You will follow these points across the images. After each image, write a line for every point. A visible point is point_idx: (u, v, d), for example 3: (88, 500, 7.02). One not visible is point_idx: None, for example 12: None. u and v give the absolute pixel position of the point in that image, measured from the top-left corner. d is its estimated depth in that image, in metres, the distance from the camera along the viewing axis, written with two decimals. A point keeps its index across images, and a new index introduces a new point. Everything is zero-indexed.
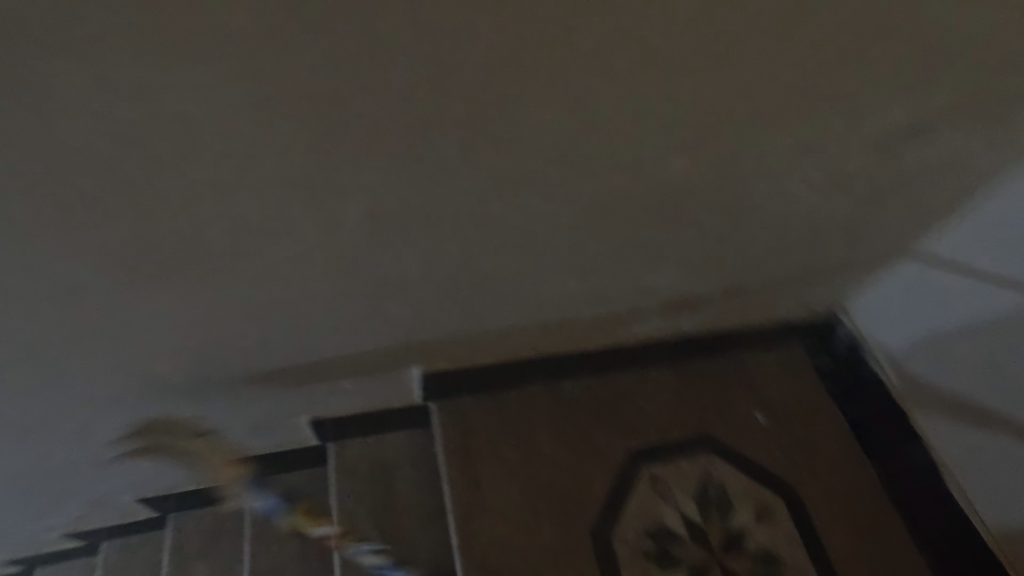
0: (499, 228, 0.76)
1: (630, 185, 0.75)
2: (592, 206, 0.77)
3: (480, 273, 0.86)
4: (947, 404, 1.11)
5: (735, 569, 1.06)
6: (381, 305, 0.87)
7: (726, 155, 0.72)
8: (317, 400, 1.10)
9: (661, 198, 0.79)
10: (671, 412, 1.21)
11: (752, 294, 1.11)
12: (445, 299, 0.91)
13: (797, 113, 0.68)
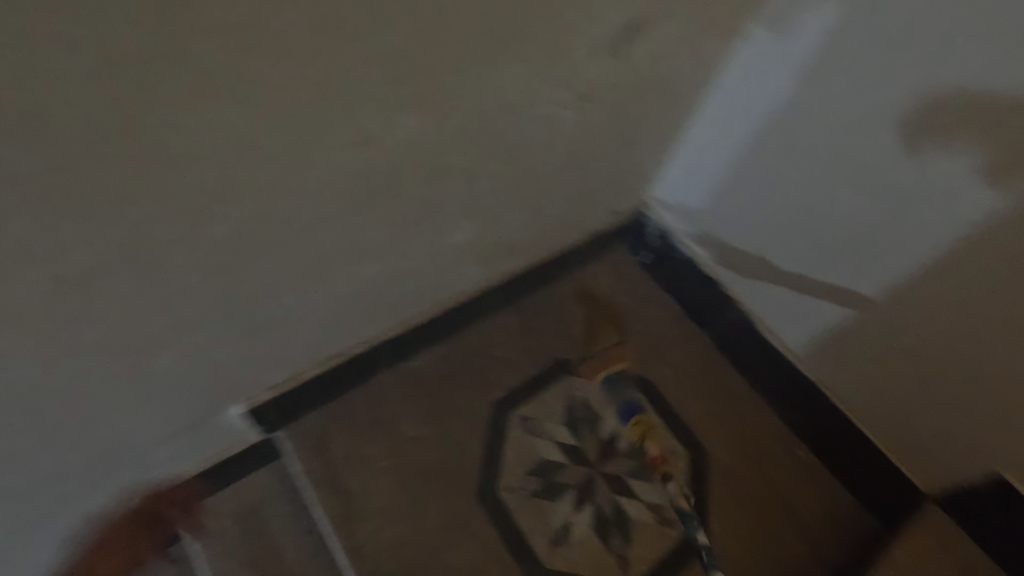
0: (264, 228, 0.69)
1: (384, 148, 0.71)
2: (356, 174, 0.71)
3: (272, 280, 0.78)
4: (731, 249, 1.20)
5: (615, 473, 1.12)
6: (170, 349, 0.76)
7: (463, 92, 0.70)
8: (134, 482, 0.93)
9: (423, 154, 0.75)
10: (524, 352, 1.23)
11: (559, 218, 1.13)
12: (248, 317, 0.81)
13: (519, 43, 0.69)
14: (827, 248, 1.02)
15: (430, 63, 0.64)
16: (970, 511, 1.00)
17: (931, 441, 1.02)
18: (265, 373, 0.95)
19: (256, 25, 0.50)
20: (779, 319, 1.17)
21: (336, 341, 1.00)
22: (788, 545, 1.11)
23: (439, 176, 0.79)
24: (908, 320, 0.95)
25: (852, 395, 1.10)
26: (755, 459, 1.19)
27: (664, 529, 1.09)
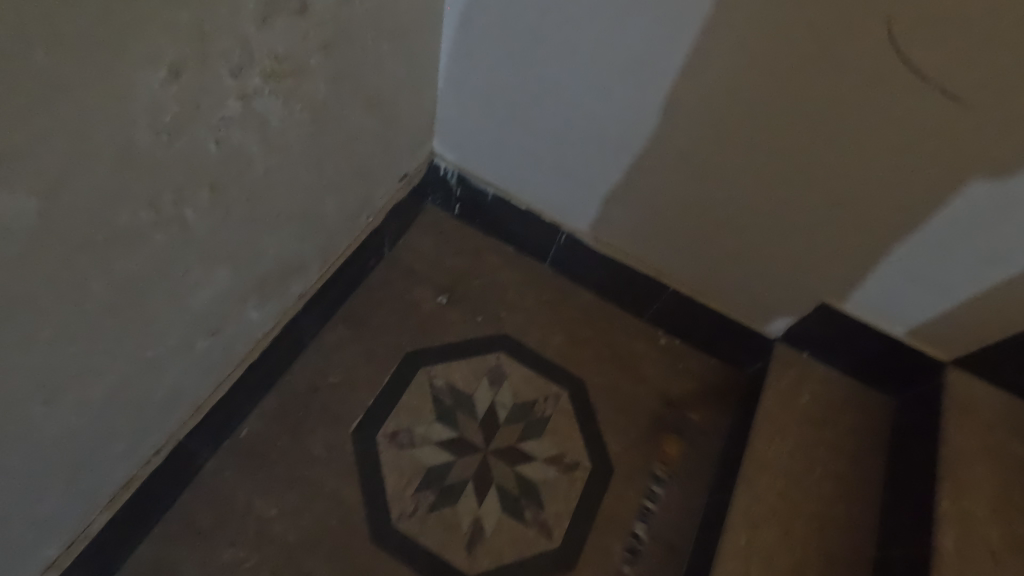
0: None
1: (29, 256, 0.46)
2: (6, 300, 0.47)
3: None
4: (519, 167, 1.12)
5: (506, 444, 1.06)
6: None
7: (115, 135, 0.48)
8: None
9: (103, 233, 0.52)
10: (366, 364, 1.09)
11: (342, 210, 0.95)
12: None
13: (156, 44, 0.47)
14: (622, 138, 0.97)
15: (45, 114, 0.42)
16: (806, 335, 1.09)
17: (761, 291, 1.07)
18: (28, 561, 0.68)
19: None
20: (604, 226, 1.13)
21: (117, 473, 0.75)
22: (679, 431, 1.14)
23: (148, 243, 0.57)
24: (714, 188, 0.96)
25: (687, 275, 1.13)
26: (625, 366, 1.19)
27: (570, 475, 1.06)
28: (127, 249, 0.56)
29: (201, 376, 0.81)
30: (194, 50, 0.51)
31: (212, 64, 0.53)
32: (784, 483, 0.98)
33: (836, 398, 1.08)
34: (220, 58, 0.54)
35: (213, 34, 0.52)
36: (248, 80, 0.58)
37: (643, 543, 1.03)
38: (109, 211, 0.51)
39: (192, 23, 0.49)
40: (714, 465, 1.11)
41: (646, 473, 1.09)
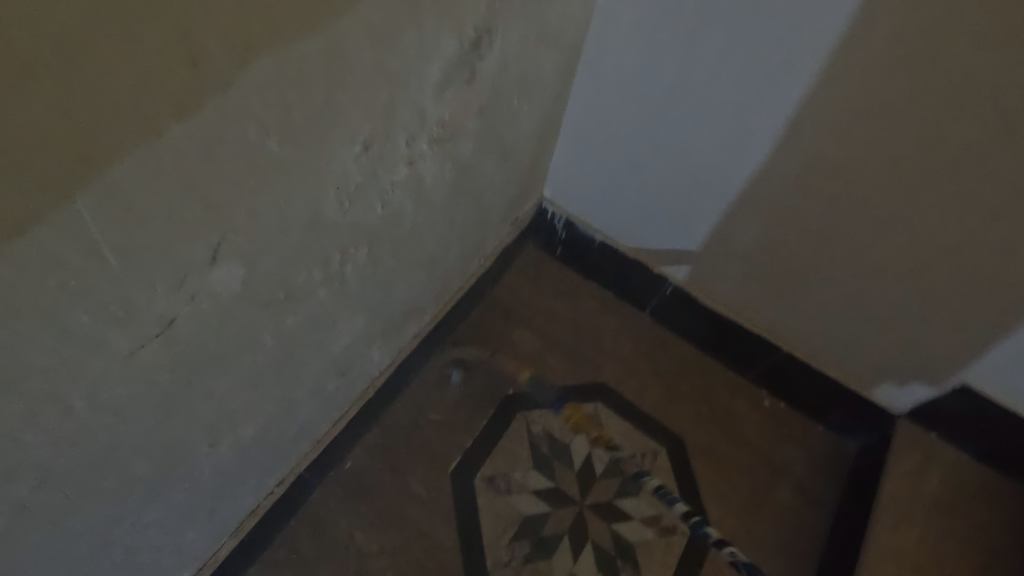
0: (109, 471, 0.47)
1: (230, 316, 0.49)
2: (208, 355, 0.50)
3: (140, 511, 0.55)
4: (632, 217, 1.11)
5: (602, 500, 1.04)
6: None
7: (313, 205, 0.51)
8: None
9: (286, 292, 0.55)
10: (466, 404, 1.09)
11: (461, 255, 0.97)
12: (130, 555, 0.58)
13: (361, 120, 0.50)
14: (750, 195, 0.94)
15: (269, 191, 0.45)
16: (936, 416, 1.01)
17: (887, 364, 1.00)
18: None
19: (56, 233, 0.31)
20: (716, 281, 1.10)
21: (246, 504, 0.78)
22: (783, 503, 1.08)
23: (312, 299, 0.60)
24: (846, 253, 0.92)
25: (803, 338, 1.07)
26: (727, 427, 1.14)
27: (668, 540, 1.02)
28: (299, 304, 0.58)
29: (324, 415, 0.83)
30: (387, 124, 0.53)
31: (396, 136, 0.56)
32: None
33: (969, 487, 0.99)
34: (404, 130, 0.56)
35: (403, 109, 0.54)
36: (418, 147, 0.61)
37: None
38: (293, 272, 0.54)
39: (390, 101, 0.52)
40: (821, 546, 1.05)
41: (747, 548, 1.04)
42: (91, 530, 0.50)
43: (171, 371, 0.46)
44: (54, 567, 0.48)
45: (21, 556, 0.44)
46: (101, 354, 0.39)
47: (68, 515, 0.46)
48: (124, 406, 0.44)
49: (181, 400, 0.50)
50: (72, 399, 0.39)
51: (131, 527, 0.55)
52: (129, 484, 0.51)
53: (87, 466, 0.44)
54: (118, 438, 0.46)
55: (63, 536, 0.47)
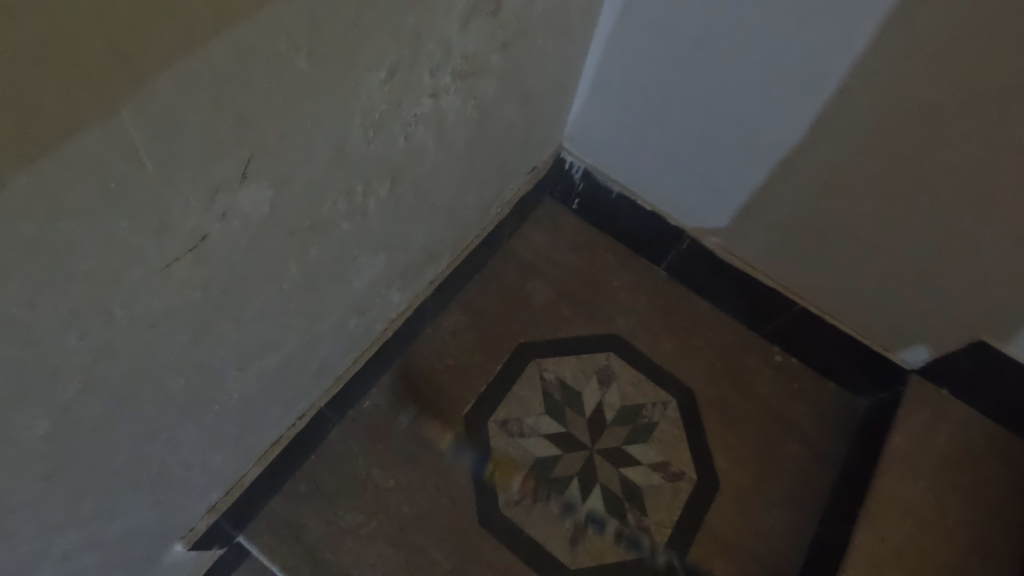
0: (147, 382, 0.49)
1: (260, 238, 0.50)
2: (239, 276, 0.51)
3: (175, 427, 0.58)
4: (652, 169, 1.10)
5: (612, 446, 1.07)
6: (94, 543, 0.57)
7: (339, 132, 0.51)
8: None
9: (312, 221, 0.56)
10: (480, 351, 1.11)
11: (479, 202, 0.97)
12: (165, 470, 0.61)
13: (389, 44, 0.49)
14: (774, 145, 0.92)
15: (298, 112, 0.45)
16: (948, 373, 1.01)
17: (901, 320, 1.01)
18: (198, 506, 0.75)
19: (104, 137, 0.32)
20: (734, 235, 1.09)
21: (271, 432, 0.81)
22: (789, 456, 1.10)
23: (335, 231, 0.61)
24: (870, 206, 0.90)
25: (818, 294, 1.07)
26: (737, 381, 1.16)
27: (675, 485, 1.05)
28: (325, 235, 0.59)
29: (344, 353, 0.85)
30: (413, 53, 0.53)
31: (422, 65, 0.55)
32: (915, 531, 0.93)
33: (975, 443, 1.00)
34: (430, 62, 0.56)
35: (429, 38, 0.54)
36: (443, 81, 0.60)
37: (747, 567, 1.00)
38: (320, 200, 0.55)
39: (417, 26, 0.51)
40: (824, 498, 1.07)
41: (753, 494, 1.06)
42: (129, 441, 0.52)
43: (203, 289, 0.48)
44: (96, 474, 0.51)
45: (70, 458, 0.46)
46: (138, 263, 0.40)
47: (111, 423, 0.48)
48: (159, 320, 0.46)
49: (212, 321, 0.52)
50: (111, 306, 0.41)
51: (166, 441, 0.58)
52: (162, 400, 0.53)
53: (125, 377, 0.46)
54: (153, 351, 0.47)
55: (106, 443, 0.49)
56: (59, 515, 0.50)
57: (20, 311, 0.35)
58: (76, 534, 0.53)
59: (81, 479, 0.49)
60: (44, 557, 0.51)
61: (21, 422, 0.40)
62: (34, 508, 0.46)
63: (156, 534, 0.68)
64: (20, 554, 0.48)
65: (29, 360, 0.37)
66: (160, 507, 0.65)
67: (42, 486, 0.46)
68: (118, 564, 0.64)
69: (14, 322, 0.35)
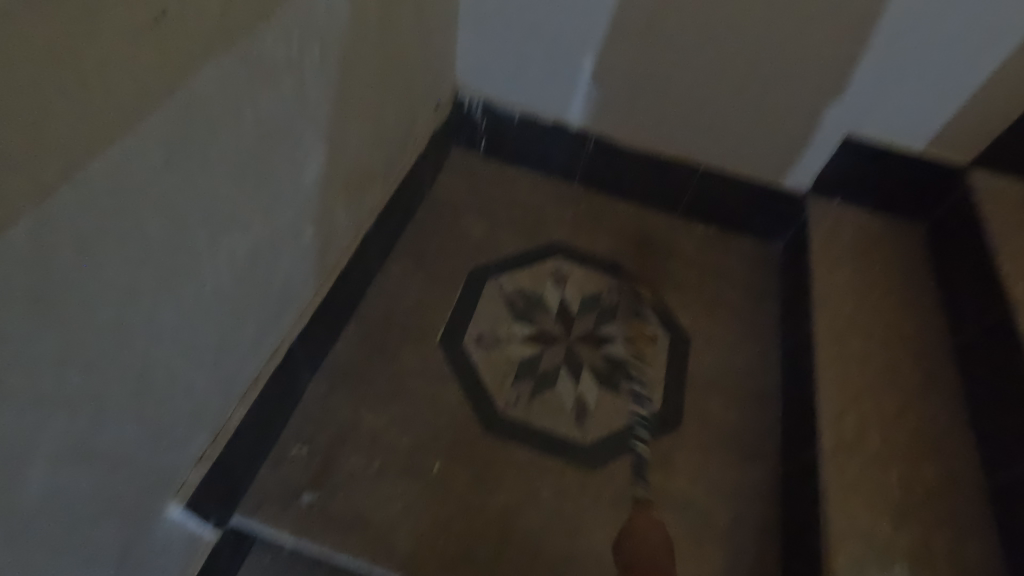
0: (126, 203, 0.47)
1: (215, 48, 0.51)
2: (200, 96, 0.51)
3: (155, 295, 0.53)
4: (543, 80, 1.20)
5: (586, 331, 1.09)
6: (87, 442, 0.50)
7: None
8: None
9: (257, 55, 0.56)
10: (434, 284, 1.11)
11: (397, 124, 1.00)
12: (146, 361, 0.55)
13: None
14: (642, 14, 1.06)
15: None
16: (831, 182, 1.18)
17: (783, 147, 1.16)
18: (186, 446, 0.67)
19: None
20: (629, 121, 1.21)
21: (249, 364, 0.75)
22: (738, 299, 1.19)
23: (279, 82, 0.61)
24: (735, 39, 1.05)
25: (713, 151, 1.21)
26: (673, 253, 1.24)
27: (652, 348, 1.09)
28: (270, 84, 0.60)
29: (305, 275, 0.82)
30: None
31: None
32: (855, 302, 1.04)
33: (870, 233, 1.16)
34: None
35: None
36: None
37: (740, 397, 1.05)
38: (259, 28, 0.55)
39: None
40: (780, 321, 1.16)
41: (722, 338, 1.12)
42: (113, 293, 0.48)
43: (168, 96, 0.47)
44: (82, 329, 0.46)
45: (57, 280, 0.43)
46: (104, 20, 0.40)
47: (96, 245, 0.45)
48: (131, 118, 0.44)
49: (178, 150, 0.50)
50: (90, 66, 0.40)
51: (146, 315, 0.53)
52: (139, 244, 0.49)
53: (106, 184, 0.44)
54: (128, 160, 0.45)
55: (93, 277, 0.46)
56: (48, 377, 0.44)
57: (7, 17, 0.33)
58: (68, 411, 0.47)
59: (68, 320, 0.45)
60: (40, 436, 0.45)
61: (16, 196, 0.37)
62: (28, 341, 0.42)
63: (148, 467, 0.60)
64: (10, 417, 0.42)
65: (19, 97, 0.35)
66: (152, 425, 0.59)
67: (35, 315, 0.41)
68: (111, 495, 0.56)
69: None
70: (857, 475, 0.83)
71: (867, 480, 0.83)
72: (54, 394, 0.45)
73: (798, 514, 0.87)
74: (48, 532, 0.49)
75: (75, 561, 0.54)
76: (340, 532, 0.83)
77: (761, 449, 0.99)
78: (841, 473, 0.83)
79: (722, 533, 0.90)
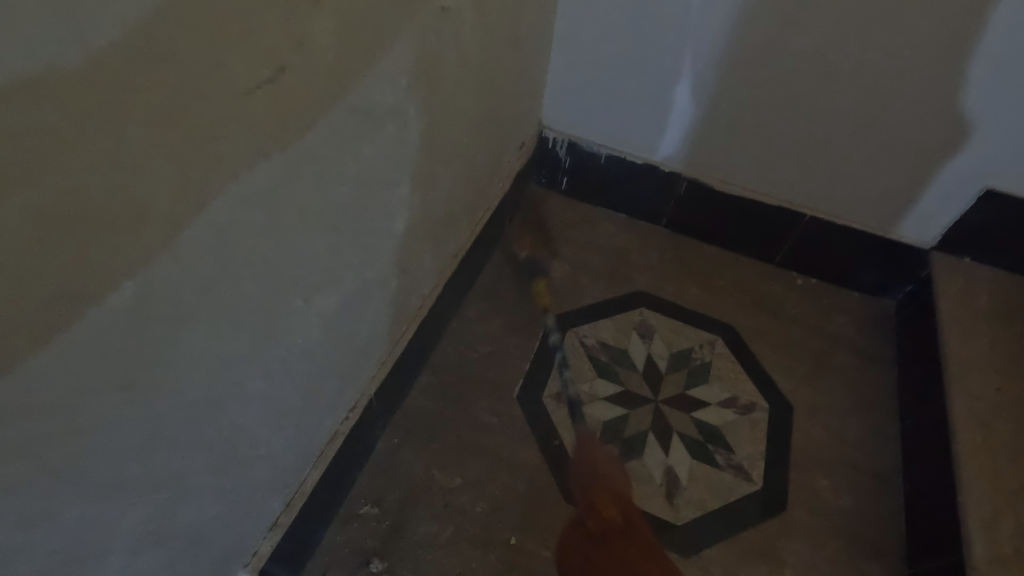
0: (226, 271, 0.43)
1: (324, 101, 0.46)
2: (306, 153, 0.47)
3: (245, 362, 0.49)
4: (634, 120, 1.13)
5: (675, 393, 1.00)
6: (162, 522, 0.46)
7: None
8: None
9: (364, 105, 0.52)
10: (513, 332, 1.04)
11: (484, 164, 0.95)
12: (228, 435, 0.51)
13: None
14: (751, 54, 0.97)
15: None
16: (963, 238, 1.04)
17: (906, 197, 1.04)
18: (262, 513, 0.62)
19: None
20: (726, 164, 1.12)
21: (328, 421, 0.70)
22: (849, 364, 1.06)
23: (383, 130, 0.57)
24: (860, 80, 0.94)
25: (821, 199, 1.10)
26: (771, 309, 1.13)
27: (750, 416, 0.98)
28: (374, 134, 0.55)
29: (388, 326, 0.77)
30: None
31: None
32: (999, 381, 0.90)
33: (1012, 299, 1.01)
34: None
35: None
36: None
37: (855, 480, 0.92)
38: (367, 76, 0.51)
39: None
40: (899, 393, 1.02)
41: (832, 410, 1.00)
42: (205, 366, 0.44)
43: (274, 151, 0.43)
44: (170, 406, 0.42)
45: (149, 358, 0.39)
46: (219, 78, 0.36)
47: (191, 318, 0.41)
48: (237, 178, 0.40)
49: (280, 211, 0.46)
50: (200, 126, 0.36)
51: (234, 384, 0.49)
52: (234, 313, 0.45)
53: (207, 253, 0.40)
54: (230, 226, 0.41)
55: (188, 349, 0.42)
56: (129, 464, 0.41)
57: (108, 83, 0.29)
58: (145, 493, 0.43)
59: (156, 397, 0.41)
60: (114, 527, 0.41)
61: (109, 273, 0.33)
62: (113, 424, 0.38)
63: (220, 540, 0.56)
64: (81, 511, 0.38)
65: (117, 164, 0.31)
66: (229, 500, 0.54)
67: (119, 399, 0.37)
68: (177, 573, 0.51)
69: (94, 89, 0.29)
70: None
71: None
72: (132, 476, 0.41)
73: None
74: None
75: None
76: None
77: (883, 546, 0.86)
78: None
79: None
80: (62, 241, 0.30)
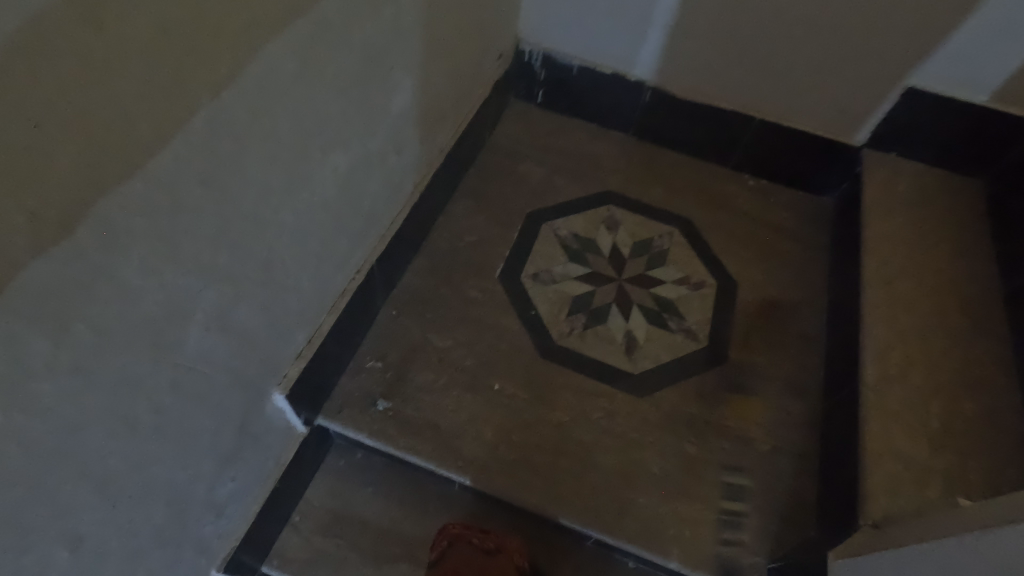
0: (269, 107, 0.55)
1: None
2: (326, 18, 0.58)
3: (281, 194, 0.62)
4: (604, 31, 1.24)
5: (637, 273, 1.15)
6: (231, 310, 0.60)
7: None
8: (212, 527, 0.73)
9: None
10: (495, 224, 1.17)
11: (467, 67, 1.05)
12: (270, 254, 0.64)
13: None
14: None
15: None
16: (890, 135, 1.18)
17: (843, 99, 1.17)
18: (292, 338, 0.76)
19: None
20: (688, 72, 1.24)
21: (340, 275, 0.84)
22: (788, 250, 1.21)
23: (383, 13, 0.68)
24: None
25: (770, 103, 1.23)
26: (724, 205, 1.27)
27: (700, 291, 1.14)
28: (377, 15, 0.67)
29: (387, 201, 0.90)
30: None
31: None
32: (908, 251, 1.06)
33: (929, 186, 1.16)
34: None
35: None
36: None
37: (785, 339, 1.09)
38: None
39: None
40: (829, 272, 1.18)
41: (770, 286, 1.16)
42: (255, 187, 0.57)
43: (302, 10, 0.54)
44: (234, 211, 0.55)
45: (223, 162, 0.51)
46: None
47: (247, 138, 0.53)
48: (279, 28, 0.52)
49: (306, 65, 0.58)
50: None
51: (273, 210, 0.61)
52: (274, 146, 0.57)
53: (256, 86, 0.52)
54: (272, 67, 0.53)
55: (246, 165, 0.54)
56: (209, 249, 0.54)
57: None
58: (221, 278, 0.57)
59: (228, 197, 0.54)
60: (195, 304, 0.54)
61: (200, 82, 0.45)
62: (202, 208, 0.51)
63: (266, 348, 0.70)
64: (177, 282, 0.51)
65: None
66: (271, 314, 0.68)
67: (203, 189, 0.50)
68: (240, 362, 0.66)
69: None
70: (898, 405, 0.88)
71: (909, 411, 0.87)
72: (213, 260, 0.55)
73: (839, 443, 0.92)
74: (204, 379, 0.60)
75: (217, 411, 0.64)
76: (413, 434, 0.93)
77: (803, 386, 1.04)
78: (883, 405, 0.88)
79: (763, 459, 0.95)
80: (164, 44, 0.41)
